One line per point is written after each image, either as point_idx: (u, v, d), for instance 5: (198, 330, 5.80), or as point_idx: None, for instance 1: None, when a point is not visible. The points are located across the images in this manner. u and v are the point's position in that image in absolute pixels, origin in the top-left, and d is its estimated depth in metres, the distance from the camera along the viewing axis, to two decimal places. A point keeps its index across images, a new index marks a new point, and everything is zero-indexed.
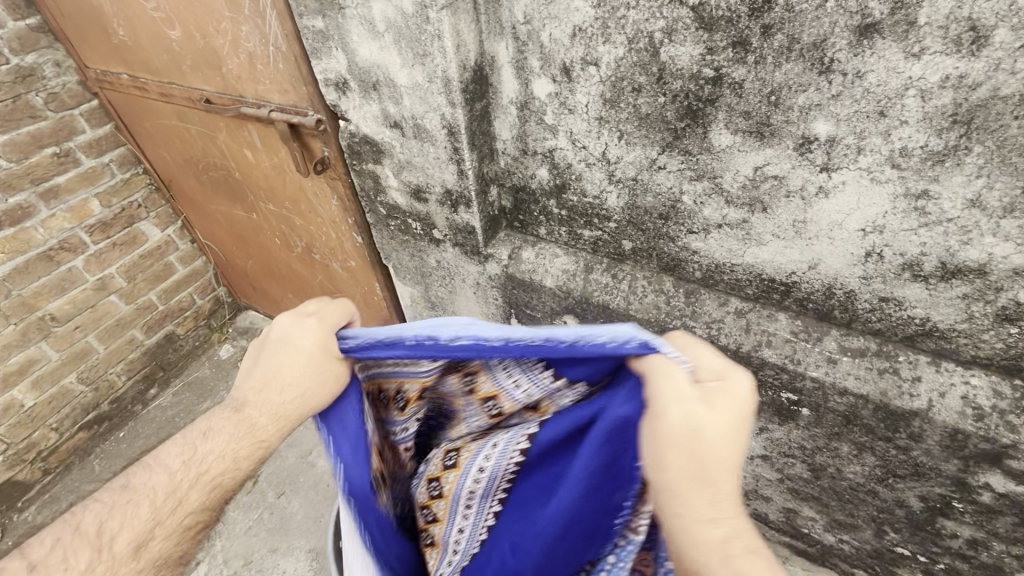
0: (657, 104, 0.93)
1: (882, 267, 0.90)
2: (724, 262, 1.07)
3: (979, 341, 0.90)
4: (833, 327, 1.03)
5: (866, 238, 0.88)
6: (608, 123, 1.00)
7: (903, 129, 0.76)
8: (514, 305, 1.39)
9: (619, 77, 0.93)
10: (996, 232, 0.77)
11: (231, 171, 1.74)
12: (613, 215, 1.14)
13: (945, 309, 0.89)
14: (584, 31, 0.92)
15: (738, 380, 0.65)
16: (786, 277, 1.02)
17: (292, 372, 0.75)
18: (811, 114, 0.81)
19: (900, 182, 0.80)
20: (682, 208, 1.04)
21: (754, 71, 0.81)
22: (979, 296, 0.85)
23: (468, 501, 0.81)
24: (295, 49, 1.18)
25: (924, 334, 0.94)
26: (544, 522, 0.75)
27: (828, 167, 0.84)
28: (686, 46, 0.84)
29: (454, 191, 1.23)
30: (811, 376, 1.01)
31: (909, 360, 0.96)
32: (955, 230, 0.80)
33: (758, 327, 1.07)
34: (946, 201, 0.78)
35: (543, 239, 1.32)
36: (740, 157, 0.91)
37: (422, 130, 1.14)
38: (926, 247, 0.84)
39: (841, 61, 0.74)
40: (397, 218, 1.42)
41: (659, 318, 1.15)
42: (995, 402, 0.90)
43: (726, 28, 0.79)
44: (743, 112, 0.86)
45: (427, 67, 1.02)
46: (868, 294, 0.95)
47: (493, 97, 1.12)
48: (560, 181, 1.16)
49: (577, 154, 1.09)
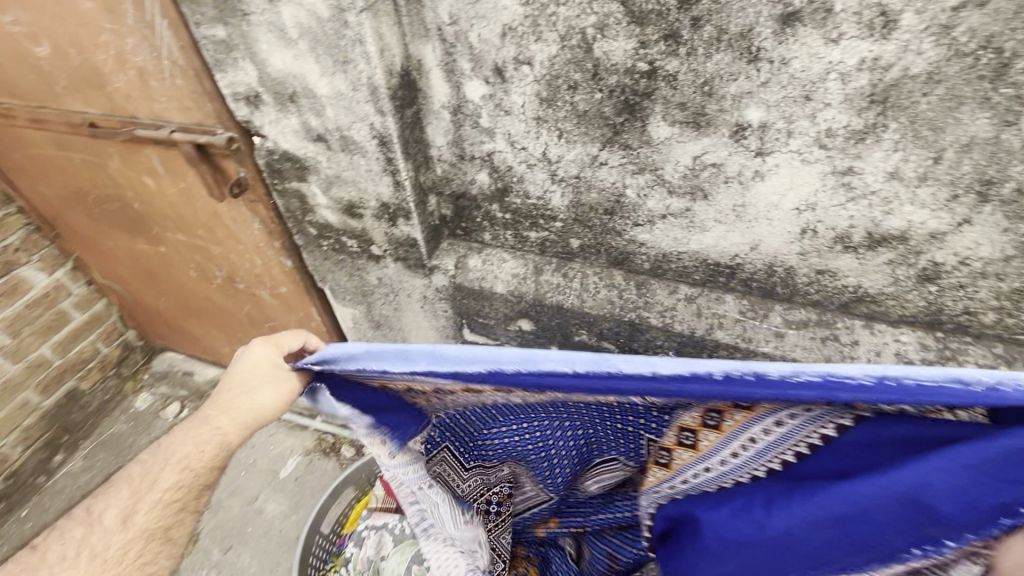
0: (594, 99, 0.92)
1: (816, 242, 0.95)
2: (671, 252, 1.09)
3: (904, 301, 0.97)
4: (776, 302, 1.08)
5: (801, 216, 0.93)
6: (547, 123, 0.99)
7: (827, 111, 0.80)
8: (465, 315, 1.35)
9: (554, 75, 0.92)
10: (913, 200, 0.84)
11: (130, 202, 1.55)
12: (559, 214, 1.13)
13: (874, 276, 0.96)
14: (514, 30, 0.89)
15: None
16: (730, 260, 1.05)
17: (230, 392, 0.90)
18: (743, 102, 0.83)
19: (828, 161, 0.85)
20: (626, 202, 1.04)
21: (687, 62, 0.82)
22: (902, 260, 0.92)
23: (738, 454, 0.76)
24: (194, 62, 1.06)
25: (858, 300, 1.01)
26: (812, 504, 0.69)
27: (762, 152, 0.88)
28: (619, 41, 0.84)
29: (391, 204, 1.16)
30: (763, 352, 1.05)
31: (846, 326, 1.03)
32: (879, 201, 0.86)
33: (708, 310, 1.10)
34: (870, 175, 0.84)
35: (488, 244, 1.28)
36: (679, 148, 0.92)
37: (350, 141, 1.07)
38: (854, 220, 0.90)
39: (767, 50, 0.77)
40: (330, 236, 1.33)
41: (614, 313, 1.14)
42: (924, 355, 0.97)
43: (657, 22, 0.80)
44: (679, 103, 0.87)
45: (350, 74, 0.95)
46: (806, 268, 1.00)
47: (423, 103, 1.06)
48: (501, 185, 1.13)
49: (517, 156, 1.06)
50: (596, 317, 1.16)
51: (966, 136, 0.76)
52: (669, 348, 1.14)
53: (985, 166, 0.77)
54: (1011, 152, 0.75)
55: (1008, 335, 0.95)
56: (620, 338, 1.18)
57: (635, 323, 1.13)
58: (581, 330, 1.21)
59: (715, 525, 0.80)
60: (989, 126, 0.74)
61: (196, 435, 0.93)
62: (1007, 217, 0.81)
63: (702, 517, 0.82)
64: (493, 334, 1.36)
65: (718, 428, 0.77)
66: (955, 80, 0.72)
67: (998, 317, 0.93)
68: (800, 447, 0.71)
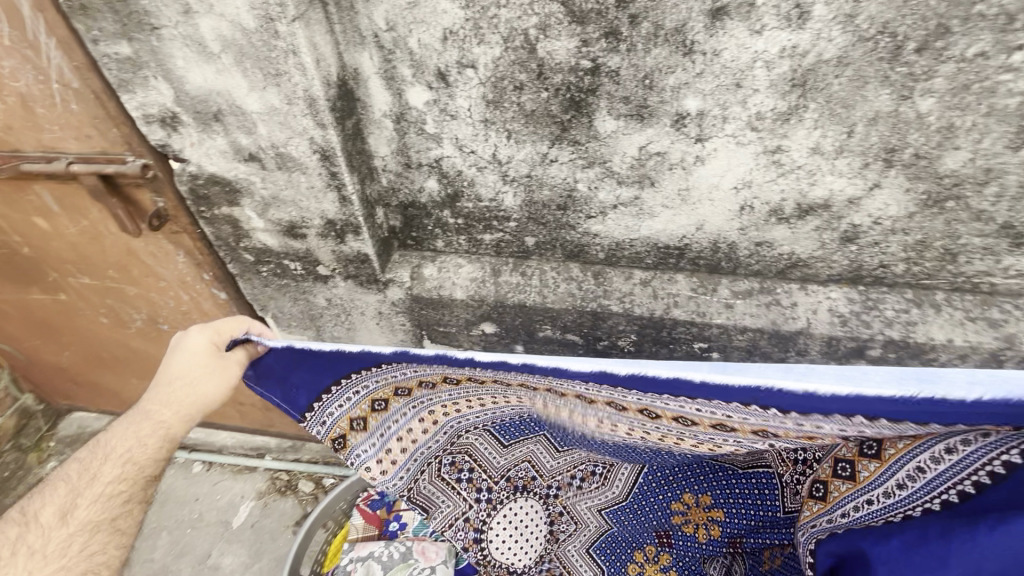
0: (541, 98, 0.94)
1: (753, 217, 1.04)
2: (623, 240, 1.14)
3: (831, 261, 1.08)
4: (721, 276, 1.16)
5: (739, 194, 1.00)
6: (494, 125, 0.99)
7: (756, 96, 0.87)
8: (425, 325, 1.32)
9: (499, 77, 0.93)
10: (833, 171, 0.94)
11: (17, 248, 1.35)
12: (512, 214, 1.14)
13: (805, 242, 1.06)
14: (455, 34, 0.89)
15: None
16: (678, 242, 1.12)
17: (172, 375, 0.90)
18: (681, 92, 0.89)
19: (759, 141, 0.92)
20: (578, 196, 1.07)
21: (628, 58, 0.86)
22: (827, 225, 1.02)
23: (906, 480, 0.78)
24: (93, 83, 0.95)
25: (792, 266, 1.11)
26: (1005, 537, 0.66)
27: (701, 138, 0.94)
28: (562, 40, 0.86)
29: (337, 221, 1.11)
30: (717, 324, 1.12)
31: (784, 290, 1.13)
32: (805, 175, 0.95)
33: (663, 291, 1.15)
34: (796, 152, 0.92)
35: (442, 251, 1.26)
36: (625, 140, 0.96)
37: (288, 158, 1.01)
38: (785, 194, 0.99)
39: (700, 42, 0.83)
40: (269, 260, 1.24)
41: (577, 304, 1.17)
42: (852, 307, 1.09)
43: (597, 20, 0.83)
44: (622, 97, 0.91)
45: (284, 87, 0.90)
46: (746, 241, 1.08)
47: (363, 112, 1.03)
48: (452, 191, 1.12)
49: (466, 160, 1.06)
50: (559, 311, 1.18)
51: (872, 111, 0.86)
52: (630, 332, 1.19)
53: (889, 137, 0.88)
54: (908, 122, 0.86)
55: (916, 281, 1.09)
56: (583, 328, 1.21)
57: (597, 311, 1.16)
58: (544, 325, 1.23)
59: (889, 560, 0.77)
60: (890, 101, 0.84)
61: (135, 430, 0.91)
62: (908, 179, 0.93)
63: (872, 552, 0.79)
64: (456, 340, 1.34)
65: (881, 458, 0.82)
66: (860, 63, 0.81)
67: (907, 267, 1.06)
68: (981, 477, 0.71)
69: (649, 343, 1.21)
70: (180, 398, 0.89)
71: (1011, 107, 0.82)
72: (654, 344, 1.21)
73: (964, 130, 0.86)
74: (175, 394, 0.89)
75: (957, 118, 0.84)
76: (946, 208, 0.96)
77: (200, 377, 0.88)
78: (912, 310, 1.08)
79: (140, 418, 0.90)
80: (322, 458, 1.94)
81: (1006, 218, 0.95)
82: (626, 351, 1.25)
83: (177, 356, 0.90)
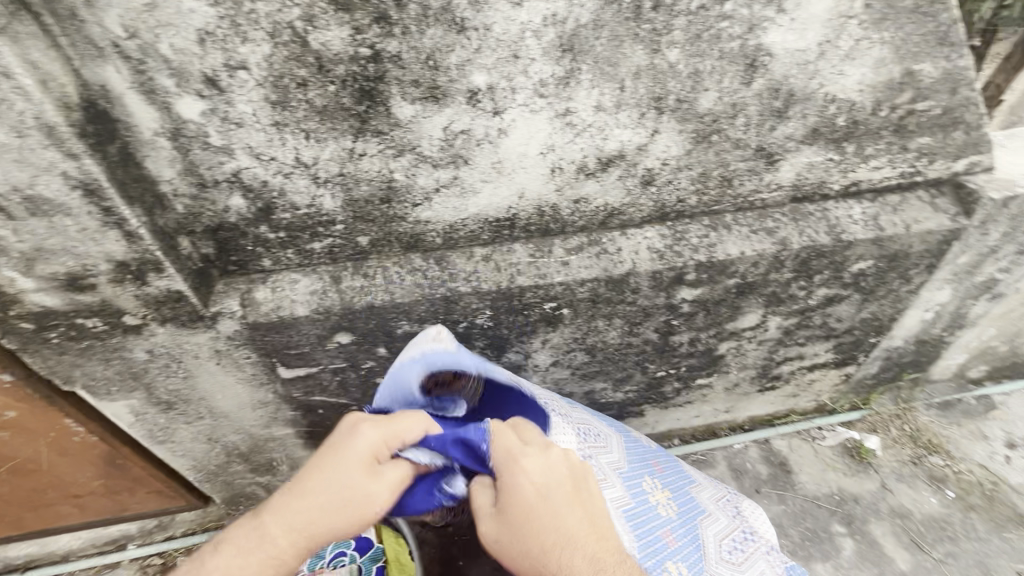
0: (330, 92, 0.90)
1: (565, 177, 1.11)
2: (455, 221, 1.15)
3: (639, 206, 1.21)
4: (554, 238, 1.23)
5: (547, 157, 1.07)
6: (288, 126, 0.93)
7: (534, 64, 0.93)
8: (273, 353, 1.21)
9: (277, 75, 0.87)
10: (619, 124, 1.04)
11: None
12: (336, 217, 1.08)
13: (615, 192, 1.17)
14: (212, 34, 0.82)
15: (518, 471, 0.94)
16: (506, 213, 1.16)
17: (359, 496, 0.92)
18: (466, 69, 0.91)
19: (549, 106, 0.99)
20: (398, 186, 1.05)
21: (405, 41, 0.86)
22: (627, 174, 1.13)
23: None
24: None
25: (610, 216, 1.21)
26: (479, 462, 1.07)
27: (498, 111, 0.98)
28: (333, 30, 0.84)
29: (130, 261, 0.97)
30: (558, 282, 1.20)
31: (608, 239, 1.24)
32: (596, 132, 1.04)
33: (504, 263, 1.20)
34: (584, 111, 1.00)
35: (272, 270, 1.16)
36: (427, 123, 0.97)
37: (41, 201, 0.86)
38: (585, 150, 1.07)
39: (469, 19, 0.86)
40: (55, 324, 1.04)
41: (425, 293, 1.16)
42: (664, 242, 1.24)
43: (363, 6, 0.82)
44: (412, 80, 0.91)
45: (6, 118, 0.76)
46: (565, 201, 1.16)
47: (128, 134, 0.90)
48: (262, 205, 1.03)
49: (268, 169, 0.98)
50: (408, 306, 1.16)
51: (634, 66, 0.96)
52: (485, 308, 1.22)
53: (653, 87, 1.00)
54: (664, 72, 0.98)
55: (709, 210, 1.26)
56: (439, 315, 1.21)
57: (448, 296, 1.17)
58: (400, 321, 1.20)
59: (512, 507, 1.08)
60: (644, 56, 0.95)
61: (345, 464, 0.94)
62: (678, 122, 1.06)
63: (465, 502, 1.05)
64: (311, 361, 1.25)
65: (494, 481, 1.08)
66: (612, 24, 0.91)
67: (699, 198, 1.22)
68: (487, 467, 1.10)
69: (505, 315, 1.25)
70: (344, 503, 0.92)
71: (734, 50, 0.98)
72: (510, 314, 1.26)
73: (708, 74, 1.00)
74: (345, 502, 0.92)
75: (699, 64, 0.98)
76: (713, 142, 1.11)
77: (365, 479, 0.93)
78: (710, 234, 1.26)
79: (341, 459, 0.94)
80: (199, 527, 1.73)
81: (758, 142, 1.13)
82: (486, 327, 1.28)
83: (348, 449, 0.95)
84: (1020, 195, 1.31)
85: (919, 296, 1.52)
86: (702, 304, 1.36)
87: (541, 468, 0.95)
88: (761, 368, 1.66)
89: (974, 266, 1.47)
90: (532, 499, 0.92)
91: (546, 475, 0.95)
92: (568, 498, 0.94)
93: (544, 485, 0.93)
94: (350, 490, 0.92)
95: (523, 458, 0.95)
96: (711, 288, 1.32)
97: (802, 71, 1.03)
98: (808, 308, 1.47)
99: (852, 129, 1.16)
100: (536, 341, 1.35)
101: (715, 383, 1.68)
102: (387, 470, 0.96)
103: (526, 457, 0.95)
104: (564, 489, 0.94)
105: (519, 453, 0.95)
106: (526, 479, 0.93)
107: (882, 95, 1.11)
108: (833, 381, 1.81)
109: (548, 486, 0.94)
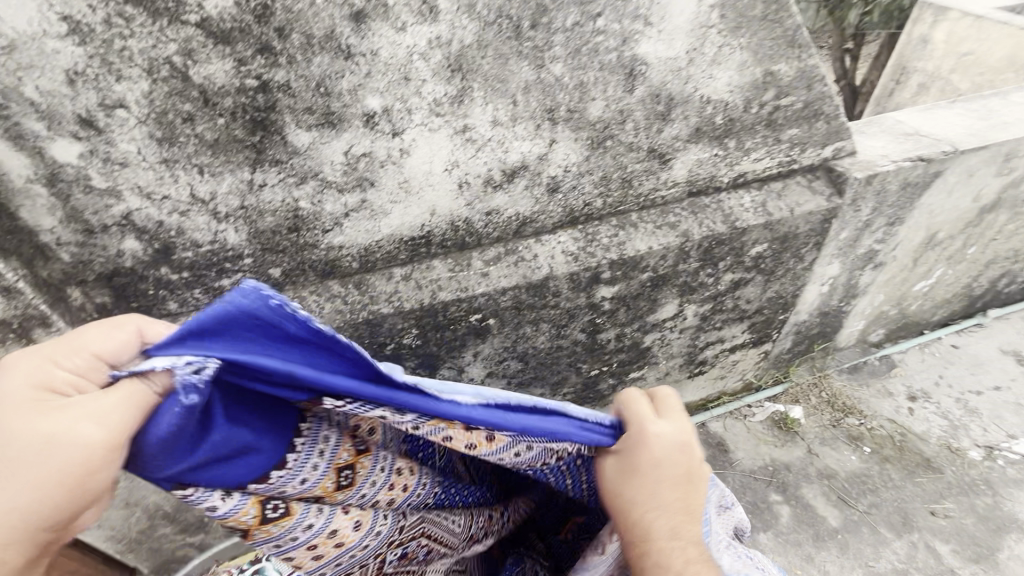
0: (219, 124, 0.89)
1: (473, 191, 1.14)
2: (370, 243, 1.14)
3: (549, 213, 1.26)
4: (472, 250, 1.26)
5: (452, 174, 1.10)
6: (178, 163, 0.91)
7: (426, 85, 0.96)
8: None
9: (160, 111, 0.85)
10: (517, 137, 1.09)
11: None
12: (244, 251, 1.04)
13: (524, 202, 1.21)
14: (82, 75, 0.79)
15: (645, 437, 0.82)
16: (420, 230, 1.17)
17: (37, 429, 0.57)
18: (359, 93, 0.93)
19: (447, 124, 1.02)
20: (305, 214, 1.04)
21: (293, 70, 0.87)
22: (532, 183, 1.18)
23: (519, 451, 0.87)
24: None
25: (523, 225, 1.26)
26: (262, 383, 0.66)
27: (397, 132, 1.00)
28: (215, 63, 0.83)
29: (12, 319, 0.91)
30: (480, 292, 1.23)
31: (524, 246, 1.28)
32: (496, 145, 1.09)
33: (424, 281, 1.21)
34: (481, 126, 1.05)
35: (179, 313, 1.09)
36: (327, 149, 0.97)
37: None
38: (489, 164, 1.11)
39: (356, 45, 0.89)
40: None
41: (347, 319, 1.15)
42: (576, 245, 1.30)
43: (244, 38, 0.82)
44: (304, 108, 0.91)
45: None
46: (477, 214, 1.19)
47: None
48: (160, 245, 0.98)
49: (162, 208, 0.94)
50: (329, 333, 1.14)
51: (523, 81, 1.02)
52: (411, 326, 1.22)
53: (544, 100, 1.06)
54: (552, 85, 1.05)
55: (615, 211, 1.33)
56: (364, 338, 1.20)
57: (371, 319, 1.17)
58: None
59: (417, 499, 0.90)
60: (531, 71, 1.02)
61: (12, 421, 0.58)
62: (572, 131, 1.13)
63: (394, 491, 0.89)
64: None
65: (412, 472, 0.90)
66: (495, 42, 0.96)
67: (603, 200, 1.28)
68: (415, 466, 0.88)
69: (432, 331, 1.26)
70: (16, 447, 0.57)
71: (612, 61, 1.06)
72: (437, 331, 1.27)
73: (593, 85, 1.07)
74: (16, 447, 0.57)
75: (583, 76, 1.06)
76: (608, 147, 1.19)
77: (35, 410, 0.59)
78: (619, 233, 1.33)
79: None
80: None
81: (649, 144, 1.22)
82: (414, 346, 1.28)
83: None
84: (880, 172, 1.47)
85: (813, 272, 1.67)
86: (621, 300, 1.43)
87: (666, 440, 0.82)
88: (687, 355, 1.76)
89: (854, 239, 1.63)
90: (648, 470, 0.80)
91: (670, 453, 0.82)
92: (678, 484, 0.81)
93: (653, 463, 0.80)
94: (17, 444, 0.57)
95: (651, 426, 0.82)
96: (627, 284, 1.39)
97: (676, 77, 1.13)
98: (718, 293, 1.58)
99: (729, 126, 1.27)
100: (468, 353, 1.37)
101: (647, 374, 1.75)
102: (80, 398, 0.61)
103: (651, 427, 0.82)
104: (679, 475, 0.81)
105: (648, 422, 0.83)
106: (650, 447, 0.81)
107: (750, 94, 1.23)
108: (754, 359, 1.94)
109: (666, 462, 0.81)
